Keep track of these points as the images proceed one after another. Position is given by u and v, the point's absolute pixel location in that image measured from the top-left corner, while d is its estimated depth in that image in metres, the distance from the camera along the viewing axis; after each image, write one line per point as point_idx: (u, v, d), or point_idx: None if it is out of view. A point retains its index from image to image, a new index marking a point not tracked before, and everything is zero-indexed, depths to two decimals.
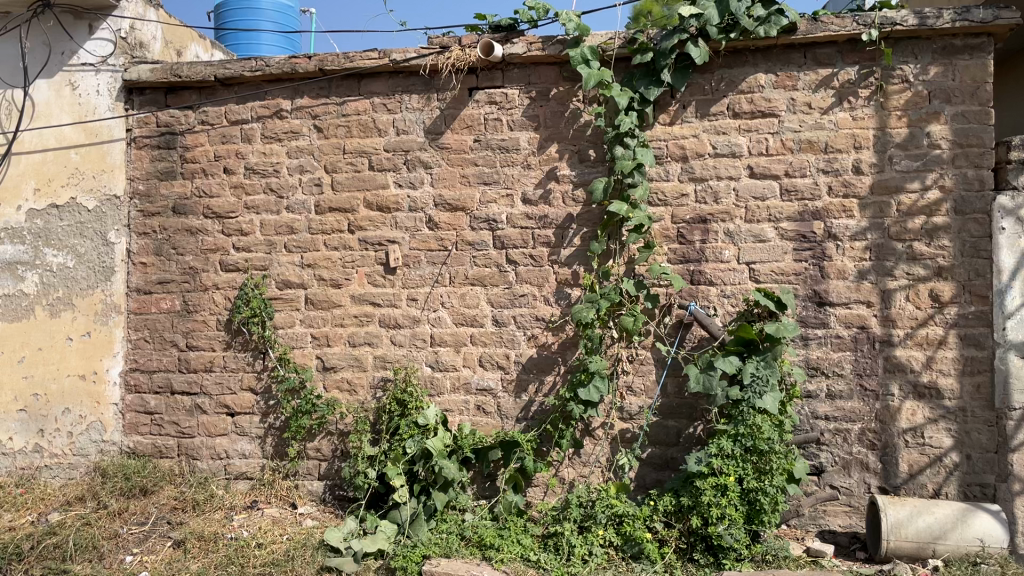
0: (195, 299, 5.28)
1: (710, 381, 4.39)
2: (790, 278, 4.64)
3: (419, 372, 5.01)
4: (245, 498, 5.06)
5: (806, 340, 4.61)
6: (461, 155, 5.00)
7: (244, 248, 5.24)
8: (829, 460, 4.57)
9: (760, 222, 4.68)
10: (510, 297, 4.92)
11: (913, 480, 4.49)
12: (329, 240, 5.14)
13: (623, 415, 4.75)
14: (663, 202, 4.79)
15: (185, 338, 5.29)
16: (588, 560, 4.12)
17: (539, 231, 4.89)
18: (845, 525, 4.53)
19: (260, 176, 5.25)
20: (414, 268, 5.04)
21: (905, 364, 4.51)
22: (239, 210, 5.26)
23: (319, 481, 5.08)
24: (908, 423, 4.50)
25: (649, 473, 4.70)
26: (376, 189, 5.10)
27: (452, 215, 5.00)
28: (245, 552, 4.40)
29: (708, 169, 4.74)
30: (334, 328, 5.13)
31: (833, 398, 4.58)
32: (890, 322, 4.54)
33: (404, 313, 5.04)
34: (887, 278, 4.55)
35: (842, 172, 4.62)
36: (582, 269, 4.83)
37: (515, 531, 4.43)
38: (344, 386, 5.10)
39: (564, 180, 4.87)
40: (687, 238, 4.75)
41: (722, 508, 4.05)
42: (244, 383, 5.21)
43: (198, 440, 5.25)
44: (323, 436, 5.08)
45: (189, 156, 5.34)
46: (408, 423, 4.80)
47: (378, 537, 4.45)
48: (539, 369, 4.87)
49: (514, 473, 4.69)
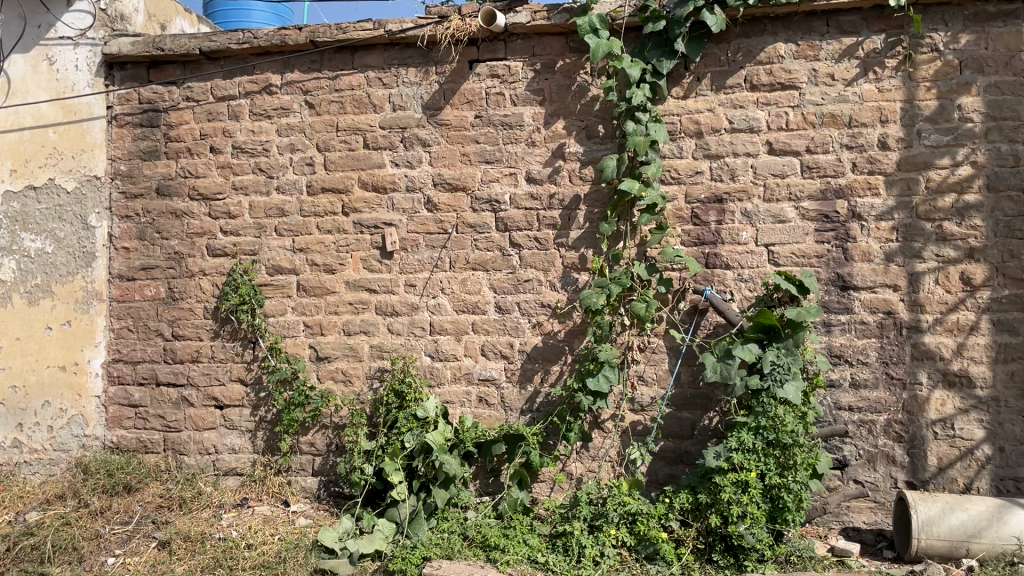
0: (181, 286, 5.00)
1: (728, 370, 4.12)
2: (811, 261, 4.37)
3: (417, 362, 4.74)
4: (235, 495, 4.79)
5: (828, 327, 4.35)
6: (461, 132, 4.72)
7: (233, 232, 4.96)
8: (853, 453, 4.31)
9: (780, 201, 4.41)
10: (513, 282, 4.65)
11: (943, 474, 4.24)
12: (323, 223, 4.86)
13: (635, 406, 4.49)
14: (675, 180, 4.51)
15: (170, 326, 5.01)
16: (600, 562, 3.86)
17: (545, 212, 4.62)
18: (870, 522, 4.27)
19: (248, 156, 4.96)
20: (412, 252, 4.76)
21: (934, 351, 4.25)
22: (227, 191, 4.97)
23: (313, 477, 4.81)
24: (938, 414, 4.24)
25: (661, 468, 4.44)
26: (372, 168, 4.82)
27: (452, 195, 4.72)
28: (233, 554, 4.14)
29: (724, 145, 4.46)
30: (328, 315, 4.85)
31: (857, 387, 4.31)
32: (918, 306, 4.27)
33: (402, 300, 4.77)
34: (915, 260, 4.28)
35: (867, 147, 4.34)
36: (590, 253, 4.55)
37: (521, 531, 4.17)
38: (339, 376, 4.82)
39: (571, 158, 4.59)
40: (702, 219, 4.47)
41: (743, 506, 3.80)
42: (233, 374, 4.94)
43: (185, 434, 4.98)
44: (318, 430, 4.81)
45: (174, 135, 5.05)
46: (406, 416, 4.52)
47: (375, 537, 4.18)
48: (545, 358, 4.60)
49: (519, 468, 4.45)
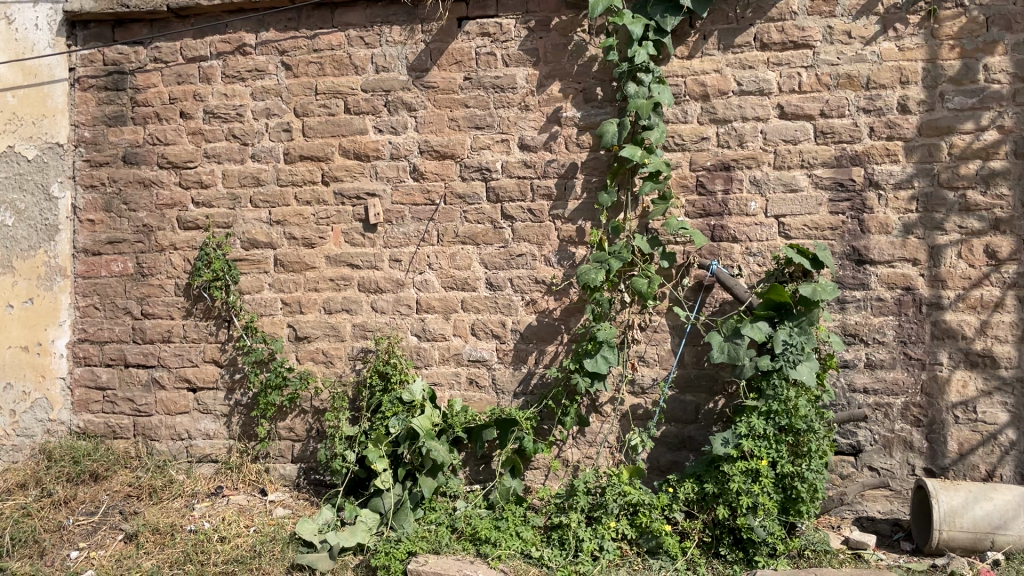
0: (150, 261, 4.68)
1: (736, 350, 3.82)
2: (825, 233, 4.08)
3: (403, 342, 4.44)
4: (209, 484, 4.50)
5: (842, 304, 4.06)
6: (450, 95, 4.39)
7: (205, 203, 4.63)
8: (868, 438, 4.04)
9: (791, 168, 4.10)
10: (506, 257, 4.34)
11: (963, 460, 3.97)
12: (301, 193, 4.54)
13: (635, 389, 4.21)
14: (680, 146, 4.20)
15: (139, 304, 4.69)
16: (599, 557, 3.58)
17: (539, 181, 4.30)
18: (885, 512, 4.01)
19: (221, 121, 4.62)
20: (398, 225, 4.45)
21: (956, 329, 3.97)
22: (199, 159, 4.64)
23: (292, 464, 4.52)
24: (959, 397, 3.96)
25: (663, 454, 4.17)
26: (354, 134, 4.49)
27: (440, 163, 4.40)
28: (205, 548, 3.85)
29: (732, 109, 4.15)
30: (307, 292, 4.54)
31: (873, 368, 4.04)
32: (939, 282, 3.98)
33: (386, 276, 4.46)
34: (936, 232, 3.99)
35: (885, 111, 4.03)
36: (588, 225, 4.25)
37: (513, 523, 3.86)
38: (319, 357, 4.52)
39: (567, 123, 4.27)
40: (708, 188, 4.17)
41: (754, 497, 3.52)
42: (207, 355, 4.63)
43: (156, 419, 4.68)
44: (297, 415, 4.52)
45: (141, 99, 4.70)
46: (391, 399, 4.21)
47: (358, 529, 3.90)
48: (539, 338, 4.31)
49: (512, 455, 4.16)
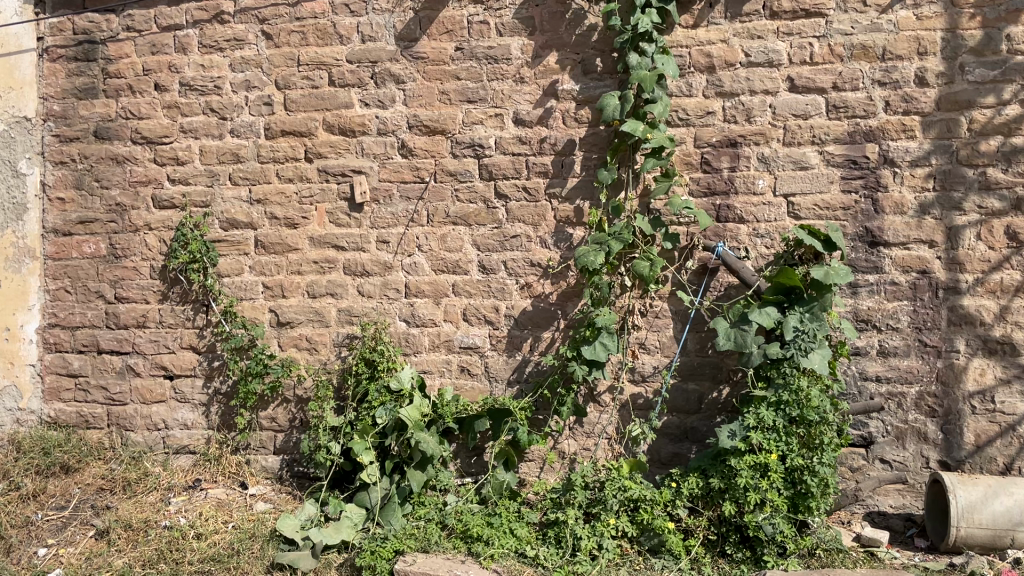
0: (124, 242, 4.43)
1: (744, 337, 3.63)
2: (837, 213, 3.86)
3: (390, 328, 4.22)
4: (186, 476, 4.27)
5: (854, 289, 3.85)
6: (440, 67, 4.14)
7: (181, 181, 4.39)
8: (880, 430, 3.84)
9: (802, 145, 3.88)
10: (499, 238, 4.11)
11: (980, 453, 3.77)
12: (283, 170, 4.29)
13: (635, 377, 4.00)
14: (684, 121, 3.97)
15: (113, 287, 4.45)
16: (598, 557, 3.37)
17: (535, 158, 4.07)
18: (897, 506, 3.82)
19: (198, 94, 4.37)
20: (385, 204, 4.21)
21: (974, 315, 3.76)
22: (175, 134, 4.39)
23: (274, 456, 4.30)
24: (977, 386, 3.76)
25: (665, 446, 3.96)
26: (339, 108, 4.24)
27: (430, 139, 4.16)
28: (179, 545, 3.63)
29: (739, 81, 3.91)
30: (290, 275, 4.30)
31: (886, 355, 3.83)
32: (957, 265, 3.77)
33: (373, 258, 4.23)
34: (954, 213, 3.77)
35: (902, 84, 3.80)
36: (586, 205, 4.03)
37: (507, 519, 3.62)
38: (303, 344, 4.29)
39: (565, 96, 4.03)
40: (713, 165, 3.94)
41: (762, 492, 3.31)
42: (184, 341, 4.39)
43: (131, 408, 4.45)
44: (279, 404, 4.30)
45: (113, 70, 4.44)
46: (378, 388, 4.01)
47: (342, 526, 3.67)
48: (535, 324, 4.09)
49: (506, 447, 3.96)
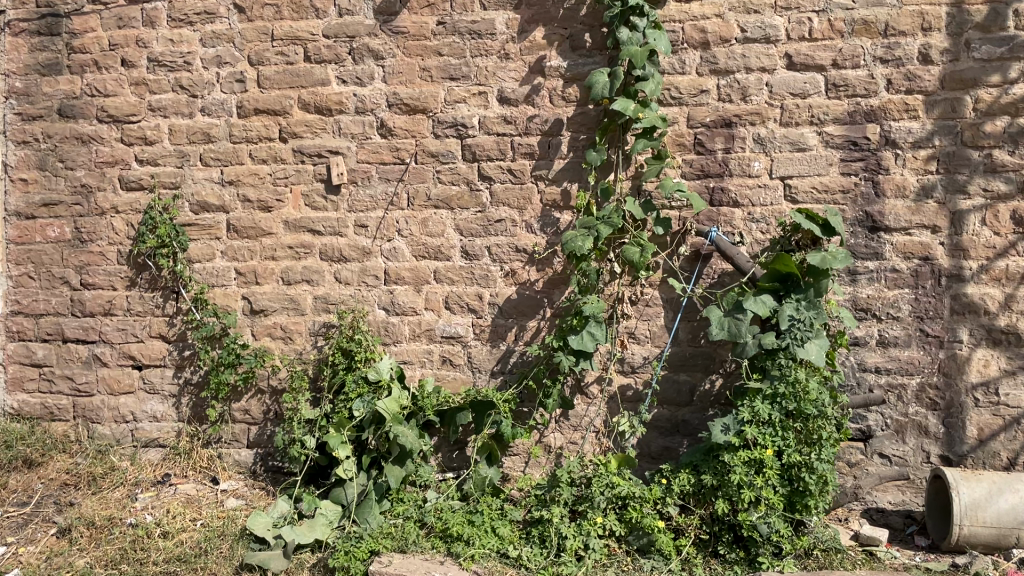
0: (90, 226, 4.23)
1: (738, 326, 3.43)
2: (835, 197, 3.69)
3: (369, 317, 4.03)
4: (155, 471, 4.09)
5: (853, 276, 3.68)
6: (421, 42, 3.94)
7: (150, 161, 4.18)
8: (879, 423, 3.68)
9: (799, 125, 3.70)
10: (483, 222, 3.93)
11: (983, 448, 3.61)
12: (256, 150, 4.09)
13: (624, 368, 3.83)
14: (677, 99, 3.78)
15: (78, 273, 4.25)
16: (584, 557, 3.20)
17: (520, 139, 3.88)
18: (896, 503, 3.66)
19: (167, 70, 4.15)
20: (364, 186, 4.02)
21: (978, 304, 3.60)
22: (142, 112, 4.18)
23: (248, 450, 4.12)
24: (980, 377, 3.60)
25: (654, 440, 3.80)
26: (315, 86, 4.04)
27: (410, 118, 3.97)
28: (143, 545, 3.45)
29: (734, 58, 3.73)
30: (264, 260, 4.11)
31: (886, 346, 3.67)
32: (961, 251, 3.61)
33: (351, 243, 4.04)
34: (958, 196, 3.61)
35: (904, 61, 3.62)
36: (574, 187, 3.84)
37: (489, 517, 3.46)
38: (277, 333, 4.10)
39: (552, 73, 3.83)
40: (707, 146, 3.76)
41: (756, 490, 3.15)
42: (153, 330, 4.20)
43: (98, 399, 4.25)
44: (253, 396, 4.11)
45: (77, 45, 4.22)
46: (355, 379, 3.83)
47: (316, 524, 3.50)
48: (520, 312, 3.91)
49: (489, 441, 3.77)
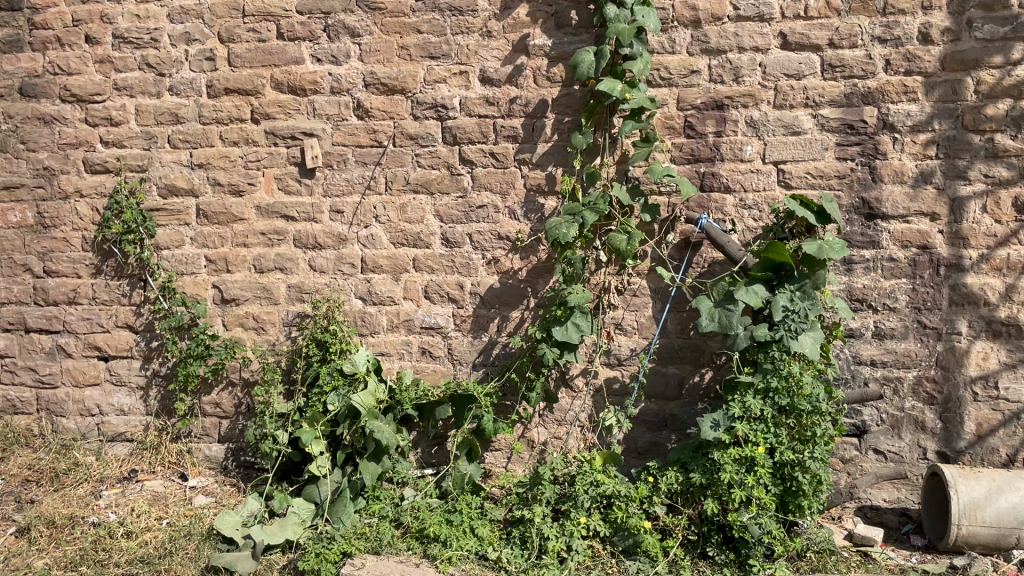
0: (53, 210, 4.04)
1: (729, 318, 3.28)
2: (831, 182, 3.54)
3: (345, 306, 3.86)
4: (122, 467, 3.92)
5: (849, 266, 3.54)
6: (399, 19, 3.76)
7: (115, 143, 3.99)
8: (874, 418, 3.55)
9: (794, 108, 3.54)
10: (464, 208, 3.76)
11: (982, 444, 3.48)
12: (227, 132, 3.91)
13: (610, 361, 3.68)
14: (666, 80, 3.62)
15: (41, 260, 4.06)
16: (567, 559, 3.05)
17: (503, 121, 3.71)
18: (891, 500, 3.53)
19: (133, 48, 3.96)
20: (340, 170, 3.84)
21: (978, 295, 3.46)
22: (108, 92, 3.99)
23: (219, 445, 3.96)
24: (979, 371, 3.47)
25: (641, 435, 3.66)
26: (288, 65, 3.85)
27: (388, 98, 3.79)
28: (105, 545, 3.28)
29: (727, 38, 3.56)
30: (235, 247, 3.93)
31: (882, 338, 3.53)
32: (960, 240, 3.47)
33: (326, 230, 3.87)
34: (958, 182, 3.46)
35: (903, 41, 3.46)
36: (559, 172, 3.68)
37: (468, 517, 3.31)
38: (249, 323, 3.93)
39: (536, 52, 3.66)
40: (698, 129, 3.60)
41: (748, 490, 3.00)
42: (120, 320, 4.02)
43: (62, 392, 4.08)
44: (224, 388, 3.95)
45: (39, 20, 4.01)
46: (330, 371, 3.67)
47: (287, 523, 3.34)
48: (503, 302, 3.75)
49: (469, 436, 3.60)
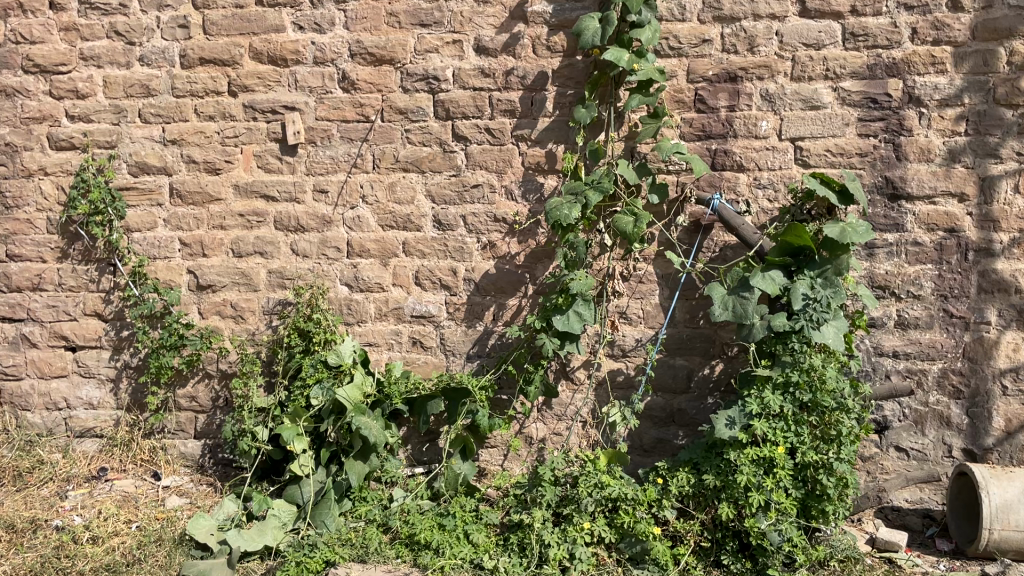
0: (15, 189, 3.76)
1: (745, 306, 3.01)
2: (852, 160, 3.29)
3: (330, 294, 3.60)
4: (90, 465, 3.67)
5: (870, 250, 3.30)
6: None
7: (81, 117, 3.71)
8: (896, 414, 3.33)
9: (813, 80, 3.29)
10: (457, 188, 3.50)
11: (1011, 441, 3.26)
12: (202, 105, 3.63)
13: (614, 351, 3.44)
14: (676, 50, 3.35)
15: (3, 244, 3.78)
16: (570, 569, 2.82)
17: (500, 94, 3.44)
18: (913, 501, 3.31)
19: (100, 14, 3.67)
20: (323, 146, 3.57)
21: (1009, 282, 3.22)
22: (74, 62, 3.70)
23: (194, 441, 3.71)
24: (1009, 363, 3.23)
25: (647, 432, 3.42)
26: (268, 33, 3.57)
27: (375, 70, 3.52)
28: (69, 551, 3.02)
29: (741, 4, 3.30)
30: (211, 230, 3.67)
31: (905, 328, 3.30)
32: (990, 223, 3.23)
33: (309, 211, 3.60)
34: (989, 161, 3.22)
35: (932, 8, 3.21)
36: (560, 149, 3.42)
37: (462, 521, 3.07)
38: (227, 311, 3.67)
39: (535, 20, 3.39)
40: (709, 103, 3.34)
41: (766, 493, 2.77)
42: (88, 307, 3.75)
43: (27, 384, 3.81)
44: (200, 380, 3.70)
45: None
46: (313, 363, 3.42)
47: (266, 527, 3.09)
48: (499, 289, 3.50)
49: (463, 433, 3.37)
